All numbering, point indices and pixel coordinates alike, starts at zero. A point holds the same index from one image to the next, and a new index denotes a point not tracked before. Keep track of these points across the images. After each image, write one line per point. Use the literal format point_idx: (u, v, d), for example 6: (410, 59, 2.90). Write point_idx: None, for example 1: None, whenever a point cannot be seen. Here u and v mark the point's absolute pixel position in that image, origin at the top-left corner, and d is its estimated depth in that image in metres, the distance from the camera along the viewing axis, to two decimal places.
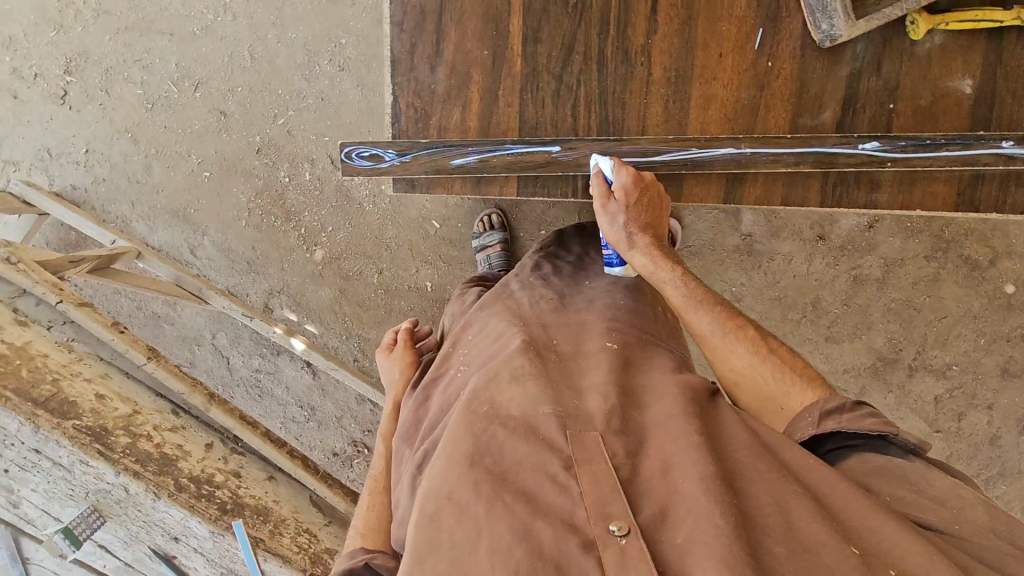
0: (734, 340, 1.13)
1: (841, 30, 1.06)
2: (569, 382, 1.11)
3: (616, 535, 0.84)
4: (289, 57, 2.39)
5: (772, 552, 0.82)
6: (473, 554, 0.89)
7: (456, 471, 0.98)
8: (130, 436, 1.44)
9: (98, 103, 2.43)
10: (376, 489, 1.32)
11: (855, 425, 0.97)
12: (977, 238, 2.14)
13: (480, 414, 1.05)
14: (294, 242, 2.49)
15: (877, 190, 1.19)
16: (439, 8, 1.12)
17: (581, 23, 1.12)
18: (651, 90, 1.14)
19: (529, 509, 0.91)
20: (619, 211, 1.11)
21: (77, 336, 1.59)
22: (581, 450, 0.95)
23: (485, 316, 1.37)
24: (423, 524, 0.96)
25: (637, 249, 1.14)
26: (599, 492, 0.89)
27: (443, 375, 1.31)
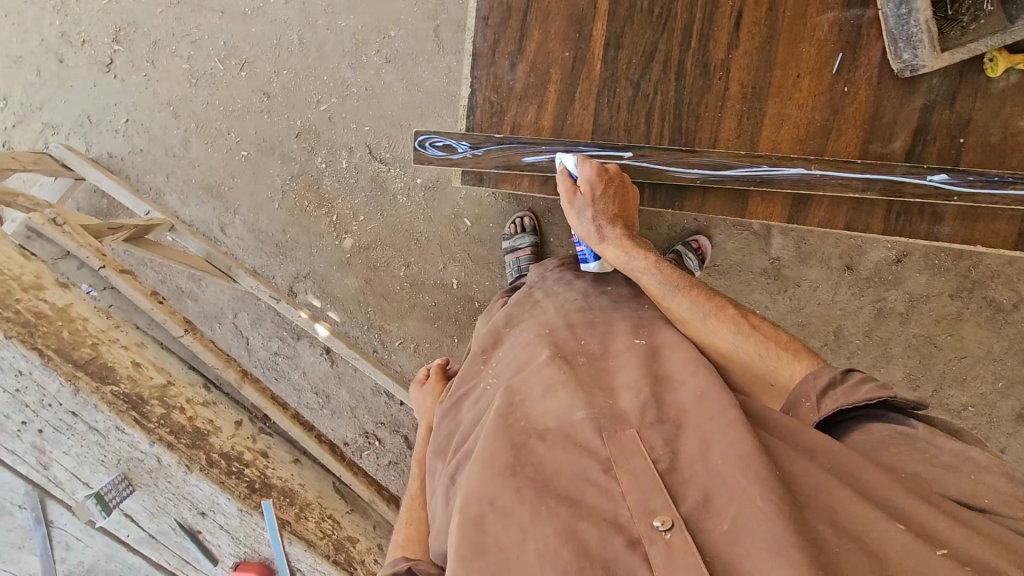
0: (715, 321, 1.14)
1: (924, 60, 1.07)
2: (601, 383, 1.08)
3: (659, 530, 0.83)
4: (337, 45, 2.39)
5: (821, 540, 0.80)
6: (521, 559, 0.87)
7: (494, 477, 0.94)
8: (165, 407, 1.43)
9: (144, 74, 2.44)
10: (411, 506, 1.37)
11: (851, 398, 0.97)
12: (1002, 281, 2.15)
13: (518, 430, 1.01)
14: (324, 228, 2.49)
15: (939, 223, 1.20)
16: (525, 7, 1.16)
17: (664, 32, 1.14)
18: (726, 105, 1.16)
19: (572, 511, 0.88)
20: (586, 205, 1.14)
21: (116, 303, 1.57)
22: (618, 448, 0.93)
23: (512, 333, 1.32)
24: (463, 529, 0.92)
25: (609, 241, 1.16)
26: (641, 490, 0.88)
27: (474, 389, 1.29)
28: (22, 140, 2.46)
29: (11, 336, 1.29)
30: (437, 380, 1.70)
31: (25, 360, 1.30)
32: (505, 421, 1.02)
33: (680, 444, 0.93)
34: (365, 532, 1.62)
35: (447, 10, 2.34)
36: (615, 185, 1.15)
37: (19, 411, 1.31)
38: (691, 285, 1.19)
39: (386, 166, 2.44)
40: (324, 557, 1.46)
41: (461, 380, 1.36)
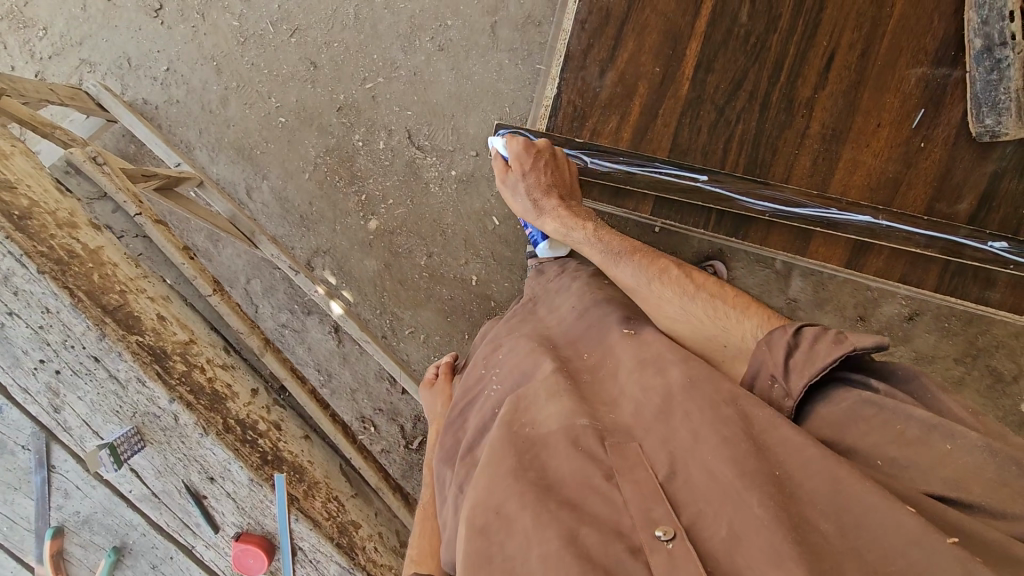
0: (657, 285, 1.18)
1: (1006, 128, 1.09)
2: (602, 396, 1.08)
3: (661, 540, 0.80)
4: (392, 25, 2.37)
5: (819, 528, 0.76)
6: (525, 568, 0.83)
7: (500, 486, 0.92)
8: (186, 365, 1.40)
9: (192, 25, 2.40)
10: (424, 514, 1.38)
11: (813, 368, 0.89)
12: (1006, 352, 2.19)
13: (522, 436, 1.00)
14: (351, 207, 2.46)
15: (991, 288, 1.22)
16: (624, 16, 1.16)
17: (756, 62, 1.15)
18: (805, 143, 1.17)
19: (575, 516, 0.86)
20: (517, 181, 1.22)
21: (147, 253, 1.57)
22: (622, 460, 0.92)
23: (512, 337, 1.34)
24: (473, 539, 0.89)
25: (546, 213, 1.24)
26: (643, 499, 0.85)
27: (479, 397, 1.27)
28: (56, 73, 2.40)
29: (44, 272, 1.24)
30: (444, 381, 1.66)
31: (54, 298, 1.26)
32: (506, 427, 1.02)
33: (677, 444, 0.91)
34: (368, 518, 1.61)
35: (507, 8, 2.34)
36: (544, 163, 1.22)
37: (39, 348, 1.27)
38: (634, 254, 1.23)
39: (423, 153, 2.41)
40: (327, 538, 1.45)
41: (462, 389, 1.35)
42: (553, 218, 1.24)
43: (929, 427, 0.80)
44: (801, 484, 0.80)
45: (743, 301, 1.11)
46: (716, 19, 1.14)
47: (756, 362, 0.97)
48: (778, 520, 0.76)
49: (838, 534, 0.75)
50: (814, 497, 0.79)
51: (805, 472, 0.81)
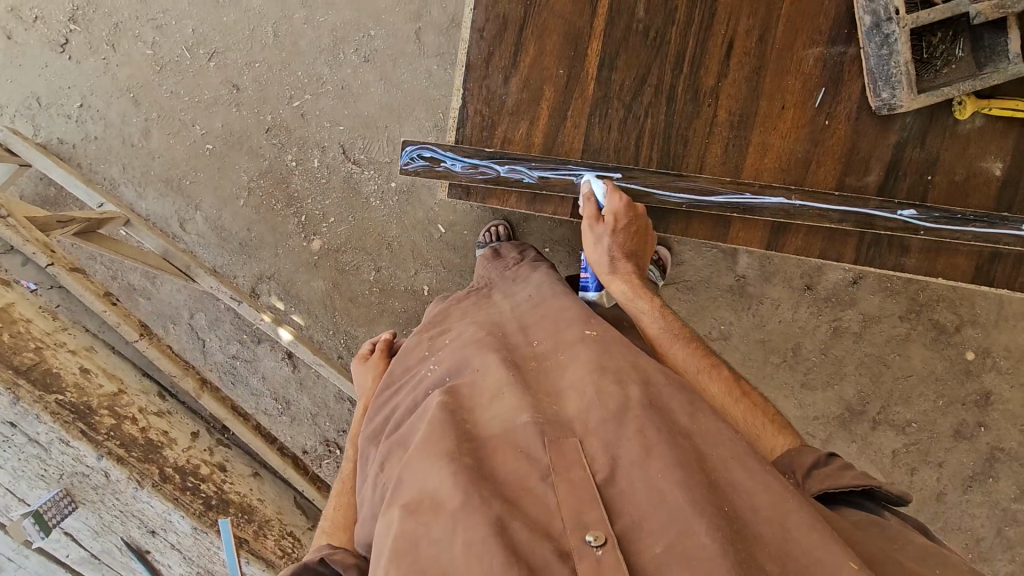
0: (705, 377, 1.11)
1: (900, 101, 1.12)
2: (545, 387, 1.06)
3: (591, 546, 0.80)
4: (315, 40, 2.29)
5: (766, 569, 0.79)
6: (449, 555, 0.81)
7: (438, 469, 0.90)
8: (114, 418, 1.79)
9: (102, 58, 2.30)
10: (345, 490, 1.34)
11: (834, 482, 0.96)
12: (946, 305, 2.26)
13: (459, 422, 0.99)
14: (292, 229, 2.40)
15: (906, 254, 1.27)
16: (522, 21, 1.16)
17: (659, 56, 1.16)
18: (714, 131, 1.19)
19: (506, 507, 0.85)
20: (606, 234, 1.15)
21: (63, 304, 1.93)
22: (559, 457, 0.91)
23: (464, 322, 1.33)
24: (402, 521, 0.87)
25: (619, 275, 1.18)
26: (576, 501, 0.85)
27: (412, 377, 1.25)
28: None
29: None
30: (379, 358, 1.59)
31: None
32: (450, 414, 1.00)
33: (620, 449, 0.91)
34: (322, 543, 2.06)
35: (431, 13, 2.27)
36: (635, 224, 1.17)
37: None
38: (691, 337, 1.17)
39: (360, 167, 2.36)
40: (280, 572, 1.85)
41: (404, 367, 1.32)
42: (625, 277, 1.18)
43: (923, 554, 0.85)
44: (752, 523, 0.84)
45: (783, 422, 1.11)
46: (615, 16, 1.14)
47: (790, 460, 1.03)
48: (725, 555, 0.78)
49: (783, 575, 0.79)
50: (764, 538, 0.82)
51: (756, 514, 0.84)
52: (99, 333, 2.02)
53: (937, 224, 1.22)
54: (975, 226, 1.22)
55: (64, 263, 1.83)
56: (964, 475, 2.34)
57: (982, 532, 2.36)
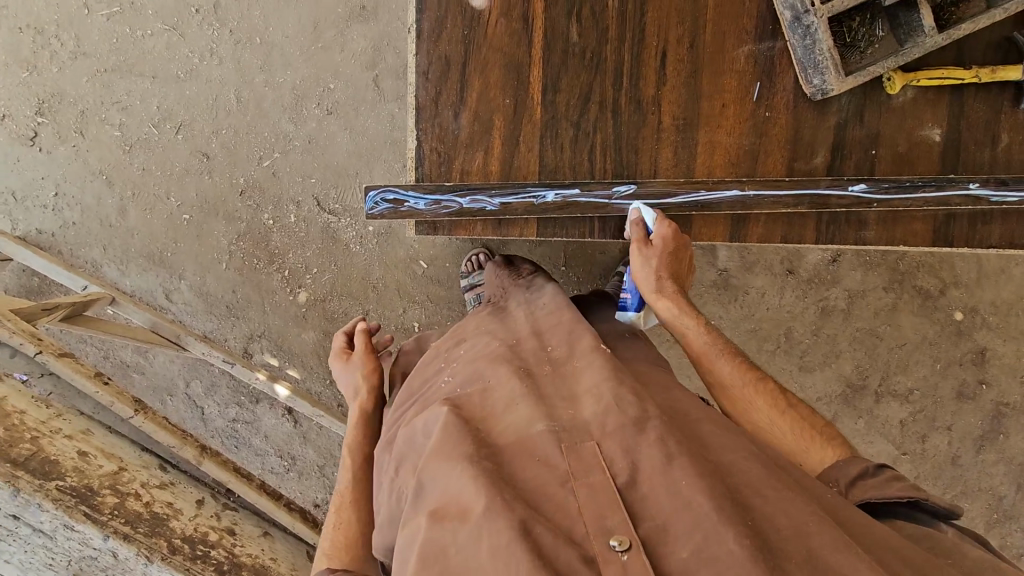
0: (751, 392, 1.20)
1: (831, 85, 1.17)
2: (562, 393, 1.07)
3: (617, 551, 0.82)
4: (277, 100, 2.36)
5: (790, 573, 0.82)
6: (478, 561, 0.84)
7: (461, 471, 0.93)
8: (117, 496, 1.80)
9: (72, 145, 2.36)
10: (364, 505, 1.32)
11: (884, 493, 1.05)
12: (927, 270, 2.31)
13: (473, 429, 1.01)
14: (277, 284, 2.43)
15: (865, 227, 1.31)
16: (463, 60, 1.21)
17: (598, 74, 1.21)
18: (662, 135, 1.24)
19: (530, 511, 0.87)
20: (654, 257, 1.19)
21: (55, 390, 1.99)
22: (578, 461, 0.92)
23: (477, 333, 1.31)
24: (428, 528, 0.90)
25: (664, 296, 1.20)
26: (597, 507, 0.87)
27: (425, 389, 1.24)
28: None
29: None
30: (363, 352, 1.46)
31: None
32: (464, 422, 1.02)
33: (640, 454, 0.92)
34: None
35: (385, 59, 2.34)
36: (681, 246, 1.22)
37: None
38: (735, 352, 1.23)
39: (336, 216, 2.40)
40: None
41: (420, 381, 1.29)
42: (671, 299, 1.20)
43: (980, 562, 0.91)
44: (773, 532, 0.86)
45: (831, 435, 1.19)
46: (550, 43, 1.20)
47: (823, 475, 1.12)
48: (751, 558, 0.81)
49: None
50: (788, 548, 0.84)
51: (773, 521, 0.87)
52: (94, 415, 2.05)
53: (891, 193, 1.27)
54: (926, 191, 1.27)
55: (53, 348, 1.96)
56: (974, 435, 2.35)
57: (1003, 489, 2.36)
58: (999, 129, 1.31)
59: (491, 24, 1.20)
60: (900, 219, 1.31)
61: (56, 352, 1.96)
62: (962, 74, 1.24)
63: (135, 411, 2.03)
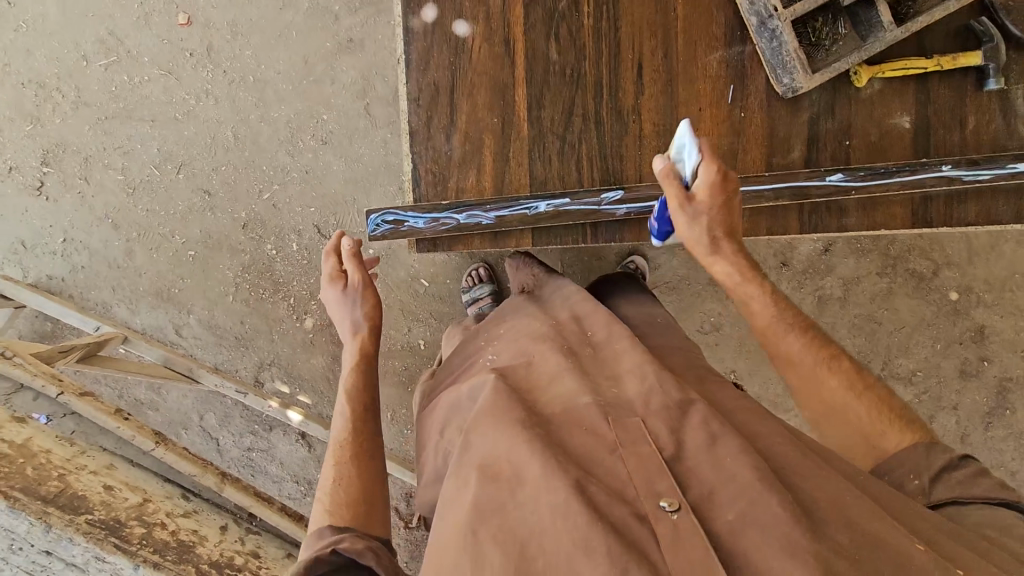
0: (824, 371, 1.25)
1: (800, 83, 1.24)
2: (604, 372, 1.20)
3: (667, 511, 0.92)
4: (273, 135, 2.44)
5: (836, 539, 0.91)
6: (536, 514, 0.95)
7: (514, 434, 1.04)
8: (145, 526, 1.84)
9: (77, 192, 2.43)
10: (365, 461, 1.24)
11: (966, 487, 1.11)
12: (919, 253, 2.36)
13: (523, 399, 1.13)
14: (283, 312, 2.48)
15: (846, 215, 1.37)
16: (450, 85, 1.28)
17: (578, 88, 1.28)
18: (644, 142, 1.29)
19: (583, 472, 0.98)
20: (702, 212, 1.18)
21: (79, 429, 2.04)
22: (624, 432, 1.04)
23: (518, 315, 1.49)
24: (483, 484, 1.01)
25: (718, 251, 1.22)
26: (647, 473, 0.97)
27: (472, 365, 1.40)
28: None
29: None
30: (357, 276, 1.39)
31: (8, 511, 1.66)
32: (514, 393, 1.14)
33: (685, 433, 1.03)
34: None
35: (375, 87, 2.42)
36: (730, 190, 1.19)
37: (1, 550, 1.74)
38: (806, 327, 1.28)
39: None
40: None
41: (467, 357, 1.47)
42: (731, 260, 1.24)
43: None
44: (812, 503, 0.97)
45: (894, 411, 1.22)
46: (531, 64, 1.27)
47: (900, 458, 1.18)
48: (793, 520, 0.91)
49: (851, 543, 0.91)
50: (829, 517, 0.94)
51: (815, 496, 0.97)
52: (115, 450, 2.06)
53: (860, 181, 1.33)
54: (901, 177, 1.33)
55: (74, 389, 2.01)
56: (981, 412, 2.38)
57: (1014, 465, 2.39)
58: (966, 113, 1.38)
59: (475, 50, 1.27)
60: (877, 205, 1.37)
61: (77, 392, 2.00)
62: (923, 64, 1.31)
63: (155, 442, 2.03)
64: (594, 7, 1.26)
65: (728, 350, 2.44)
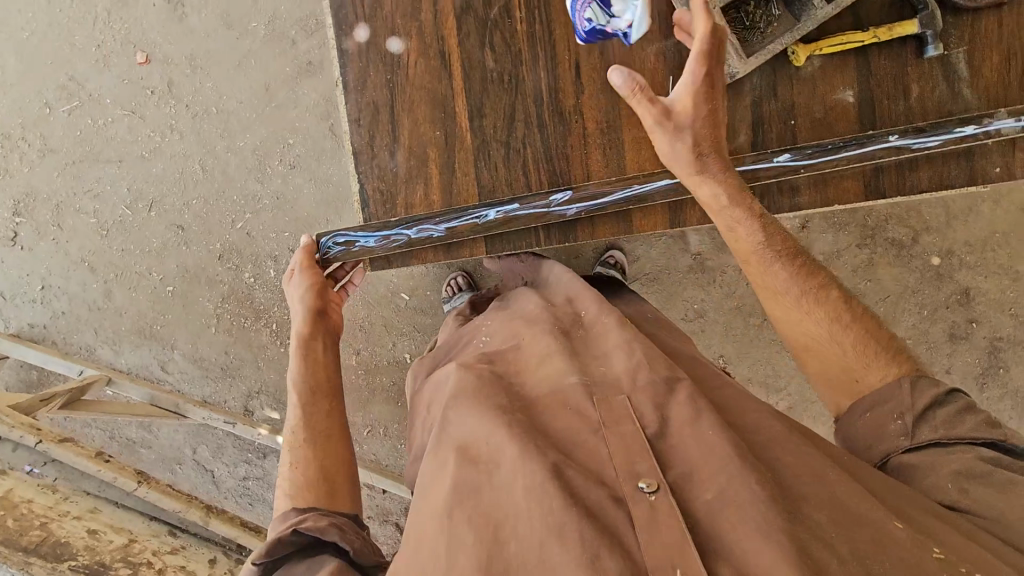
0: (805, 305, 1.22)
1: (738, 68, 1.26)
2: (594, 352, 1.20)
3: (645, 492, 0.92)
4: (241, 164, 2.45)
5: (816, 518, 0.91)
6: (511, 498, 0.95)
7: (491, 417, 1.04)
8: (130, 567, 1.84)
9: (51, 238, 2.45)
10: (331, 442, 1.21)
11: (950, 429, 1.08)
12: (897, 221, 2.36)
13: (509, 386, 1.14)
14: (267, 339, 2.48)
15: (798, 194, 1.37)
16: (390, 102, 1.29)
17: (517, 94, 1.28)
18: (588, 141, 1.30)
19: (562, 455, 0.98)
20: (680, 130, 1.18)
21: (60, 474, 2.08)
22: (609, 412, 1.03)
23: (519, 300, 1.51)
24: (459, 468, 1.01)
25: (708, 171, 1.20)
26: (629, 453, 0.97)
27: (468, 347, 1.42)
28: None
29: None
30: (305, 264, 1.36)
31: None
32: (500, 380, 1.15)
33: (670, 408, 1.03)
34: None
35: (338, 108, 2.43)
36: (705, 97, 1.19)
37: None
38: (795, 256, 1.24)
39: None
40: None
41: (462, 341, 1.49)
42: (720, 180, 1.20)
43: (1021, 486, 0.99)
44: (798, 486, 0.95)
45: (882, 352, 1.19)
46: (469, 74, 1.28)
47: (887, 396, 1.14)
48: (770, 498, 0.90)
49: (830, 522, 0.91)
50: (809, 497, 0.94)
51: (800, 477, 0.96)
52: (99, 494, 2.12)
53: (799, 158, 1.33)
54: (852, 150, 1.34)
55: (52, 436, 2.08)
56: (975, 373, 2.38)
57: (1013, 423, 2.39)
58: (908, 82, 1.38)
59: (412, 65, 1.28)
60: (823, 182, 1.37)
61: (58, 439, 2.09)
62: (860, 37, 1.32)
63: (138, 483, 2.15)
64: (526, 11, 1.27)
65: (713, 335, 2.44)
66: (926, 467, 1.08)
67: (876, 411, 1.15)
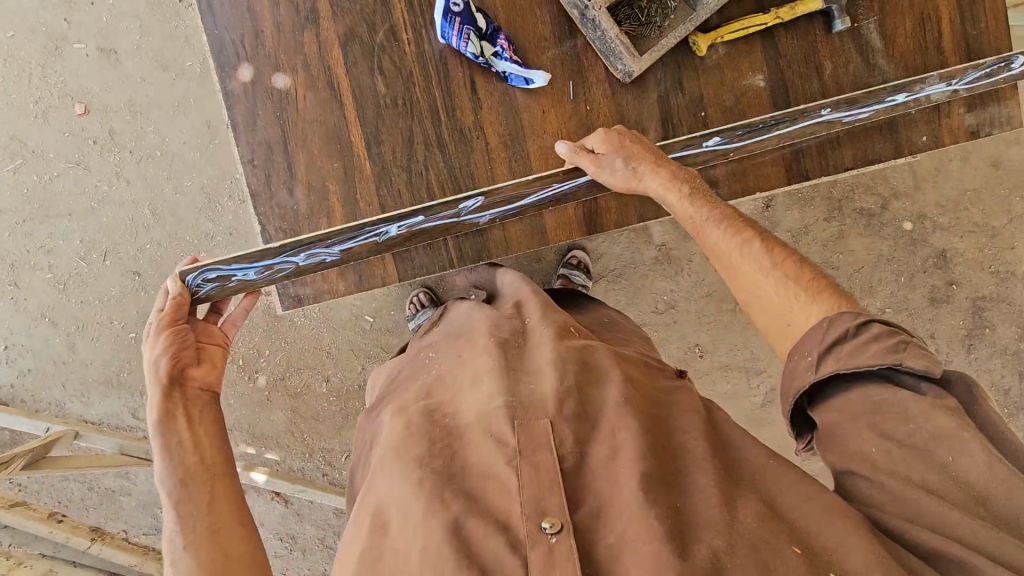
0: (738, 257, 1.18)
1: (631, 67, 1.23)
2: (527, 366, 1.17)
3: (548, 533, 0.92)
4: (190, 204, 2.43)
5: (712, 544, 0.92)
6: (407, 564, 0.97)
7: (404, 473, 1.05)
8: None
9: (10, 297, 2.46)
10: (220, 536, 1.11)
11: (852, 360, 0.99)
12: (864, 189, 2.29)
13: (443, 425, 1.10)
14: (234, 375, 2.48)
15: (718, 186, 1.34)
16: (283, 141, 1.28)
17: (414, 117, 1.28)
18: (492, 156, 1.29)
19: (466, 505, 0.98)
20: (615, 159, 1.21)
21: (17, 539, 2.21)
22: (528, 439, 1.01)
23: (469, 306, 1.49)
24: (369, 535, 1.04)
25: (647, 175, 1.21)
26: (537, 489, 0.96)
27: (414, 363, 1.40)
28: None
29: None
30: (169, 316, 1.28)
31: None
32: (428, 416, 1.13)
33: (591, 447, 1.02)
34: None
35: None
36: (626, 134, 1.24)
37: None
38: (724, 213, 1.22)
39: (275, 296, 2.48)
40: None
41: (413, 354, 1.45)
42: (663, 179, 1.21)
43: (934, 438, 0.94)
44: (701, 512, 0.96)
45: (810, 289, 1.11)
46: (361, 101, 1.28)
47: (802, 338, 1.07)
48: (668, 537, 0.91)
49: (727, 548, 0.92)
50: (714, 522, 0.95)
51: (708, 500, 0.97)
52: (56, 555, 2.21)
53: (727, 142, 1.29)
54: (782, 126, 1.30)
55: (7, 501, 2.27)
56: (960, 336, 2.31)
57: (1005, 382, 2.33)
58: (820, 58, 1.34)
59: (301, 100, 1.27)
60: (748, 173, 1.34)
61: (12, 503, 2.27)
62: (759, 20, 1.28)
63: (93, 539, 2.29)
64: (412, 33, 1.27)
65: (686, 326, 2.38)
66: (837, 426, 1.03)
67: (794, 355, 1.08)
